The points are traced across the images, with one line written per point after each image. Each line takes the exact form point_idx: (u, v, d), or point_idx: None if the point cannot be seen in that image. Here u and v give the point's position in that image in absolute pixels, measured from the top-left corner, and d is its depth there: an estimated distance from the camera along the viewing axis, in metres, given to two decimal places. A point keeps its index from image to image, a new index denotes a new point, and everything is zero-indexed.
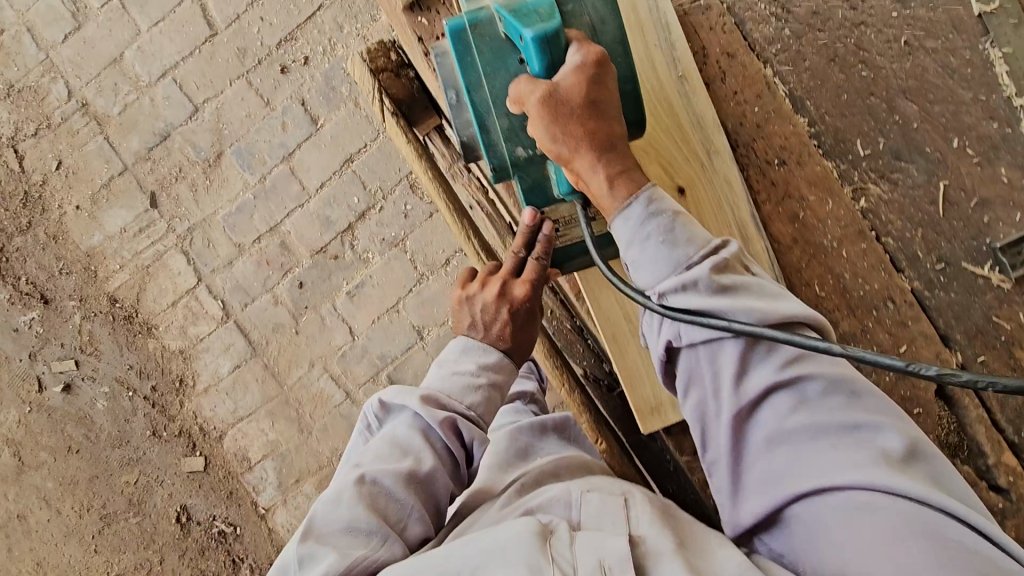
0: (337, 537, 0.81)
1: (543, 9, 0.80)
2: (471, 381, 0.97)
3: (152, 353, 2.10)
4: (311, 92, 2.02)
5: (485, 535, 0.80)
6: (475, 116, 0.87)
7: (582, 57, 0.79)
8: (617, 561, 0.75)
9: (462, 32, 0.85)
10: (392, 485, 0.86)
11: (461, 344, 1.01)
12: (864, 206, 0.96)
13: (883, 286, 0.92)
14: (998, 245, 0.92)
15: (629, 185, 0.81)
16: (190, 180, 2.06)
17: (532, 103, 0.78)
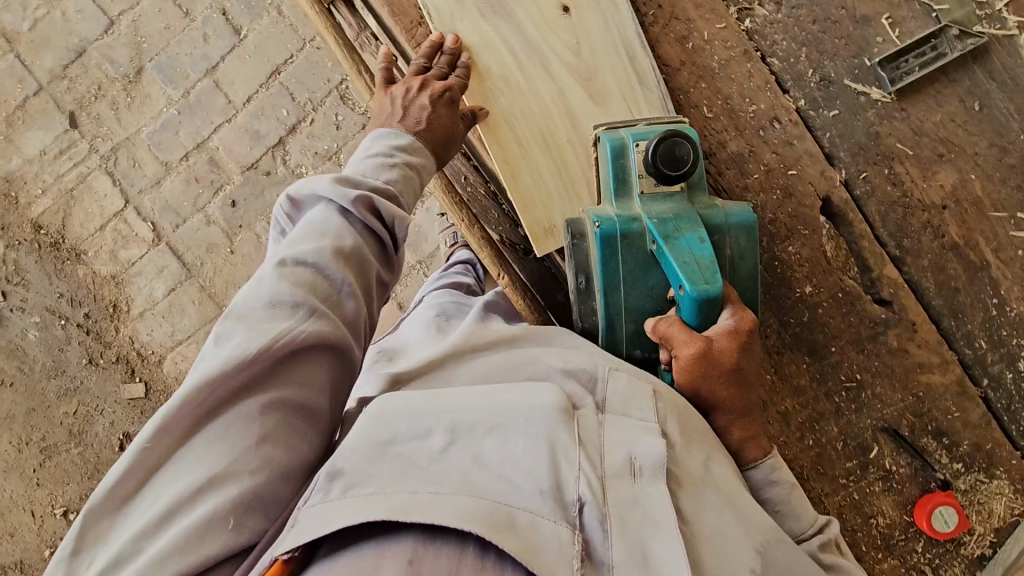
0: (258, 314, 0.70)
1: (703, 263, 0.83)
2: (383, 161, 0.85)
3: (83, 280, 2.05)
4: (232, 1, 1.96)
5: (514, 399, 0.74)
6: (606, 316, 0.93)
7: (733, 323, 0.84)
8: (647, 462, 0.72)
9: (612, 239, 0.90)
10: (318, 262, 0.75)
11: (377, 132, 0.89)
12: (750, 27, 0.95)
13: (770, 106, 0.94)
14: (877, 60, 0.93)
15: (757, 445, 0.87)
16: (110, 98, 1.99)
17: (682, 353, 0.83)
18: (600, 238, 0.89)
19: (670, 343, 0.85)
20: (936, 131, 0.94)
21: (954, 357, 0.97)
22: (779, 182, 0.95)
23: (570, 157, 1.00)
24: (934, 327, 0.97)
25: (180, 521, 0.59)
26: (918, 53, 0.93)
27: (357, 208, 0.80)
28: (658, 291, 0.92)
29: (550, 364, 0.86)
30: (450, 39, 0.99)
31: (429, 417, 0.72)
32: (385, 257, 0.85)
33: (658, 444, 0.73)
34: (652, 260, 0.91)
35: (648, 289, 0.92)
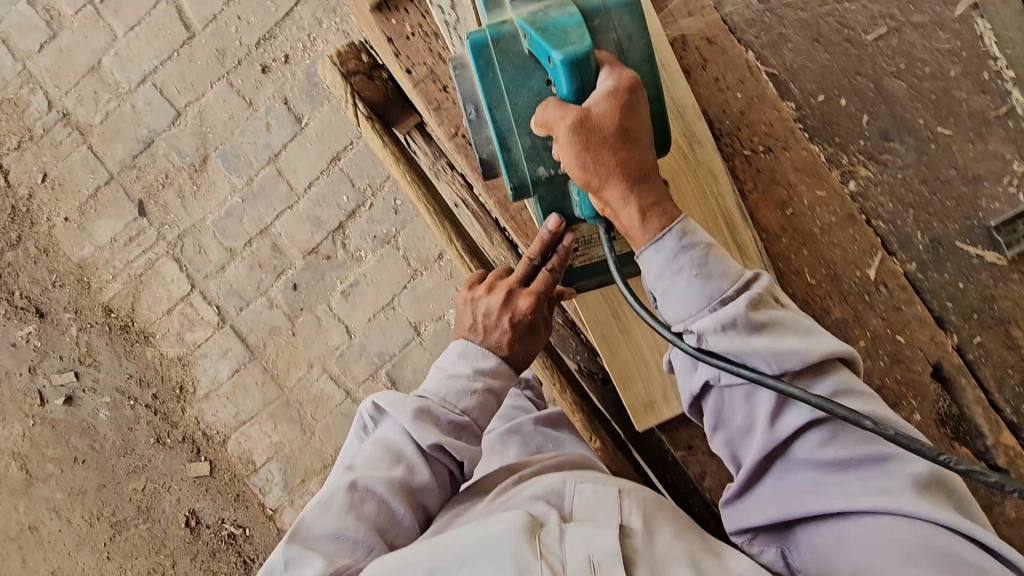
0: (326, 544, 0.80)
1: (571, 28, 0.77)
2: (467, 385, 0.90)
3: (151, 362, 2.10)
4: (293, 90, 1.99)
5: (479, 530, 0.77)
6: (497, 134, 0.86)
7: (614, 82, 0.75)
8: (606, 557, 0.74)
9: (485, 48, 0.85)
10: (385, 491, 0.84)
11: (461, 346, 0.93)
12: (854, 190, 0.92)
13: (878, 271, 0.91)
14: (992, 223, 0.89)
15: (661, 218, 0.77)
16: (177, 186, 2.04)
17: (561, 130, 0.74)
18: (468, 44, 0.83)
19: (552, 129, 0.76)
20: None
21: None
22: (886, 348, 0.91)
23: None
24: None
25: None
26: None
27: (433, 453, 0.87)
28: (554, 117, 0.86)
29: (524, 492, 0.90)
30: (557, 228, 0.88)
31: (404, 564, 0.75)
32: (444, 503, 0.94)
33: (612, 538, 0.77)
34: (534, 60, 0.84)
35: (538, 92, 0.85)
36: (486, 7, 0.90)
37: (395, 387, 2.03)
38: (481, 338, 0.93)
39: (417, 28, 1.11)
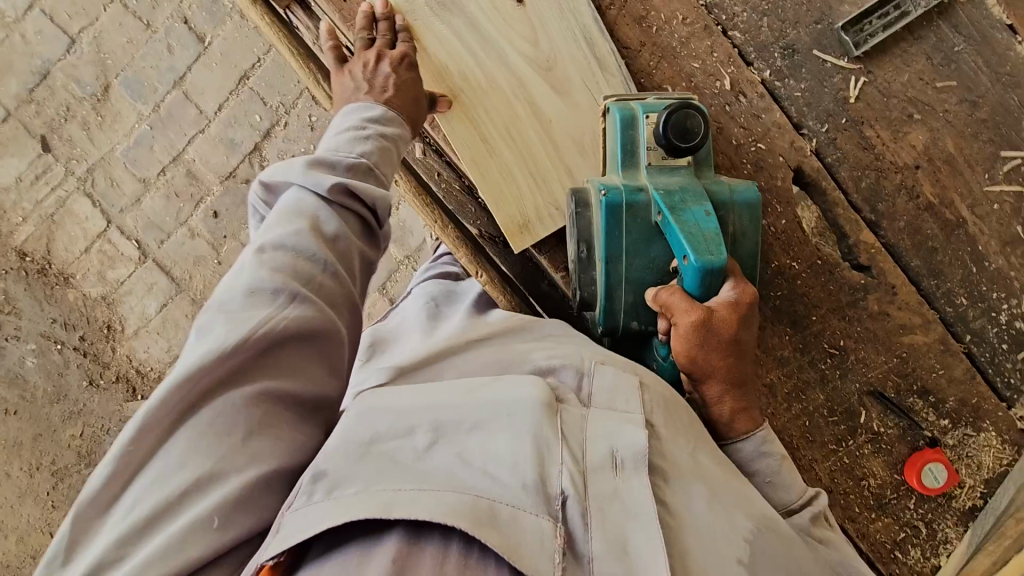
0: (237, 302, 0.63)
1: (709, 233, 0.76)
2: (354, 133, 0.74)
3: (74, 303, 2.05)
4: (192, 8, 1.92)
5: (495, 398, 0.69)
6: (604, 282, 0.83)
7: (736, 294, 0.76)
8: (629, 453, 0.67)
9: (618, 208, 0.81)
10: (298, 241, 0.67)
11: (343, 110, 0.78)
12: (709, 1, 0.92)
13: (733, 81, 0.93)
14: (839, 25, 0.92)
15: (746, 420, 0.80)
16: (80, 118, 1.97)
17: (682, 319, 0.75)
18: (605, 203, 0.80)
19: (675, 308, 0.76)
20: (904, 91, 0.94)
21: (936, 316, 0.98)
22: (748, 157, 0.95)
23: (538, 150, 0.91)
24: (914, 289, 0.97)
25: (160, 530, 0.54)
26: (880, 14, 0.92)
27: (335, 196, 0.70)
28: (660, 263, 0.83)
29: (535, 361, 0.82)
30: (380, 5, 0.86)
31: (418, 416, 0.67)
32: (369, 237, 0.75)
33: (640, 433, 0.68)
34: (657, 231, 0.82)
35: (650, 259, 0.83)
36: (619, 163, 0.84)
37: None
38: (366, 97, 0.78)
39: None
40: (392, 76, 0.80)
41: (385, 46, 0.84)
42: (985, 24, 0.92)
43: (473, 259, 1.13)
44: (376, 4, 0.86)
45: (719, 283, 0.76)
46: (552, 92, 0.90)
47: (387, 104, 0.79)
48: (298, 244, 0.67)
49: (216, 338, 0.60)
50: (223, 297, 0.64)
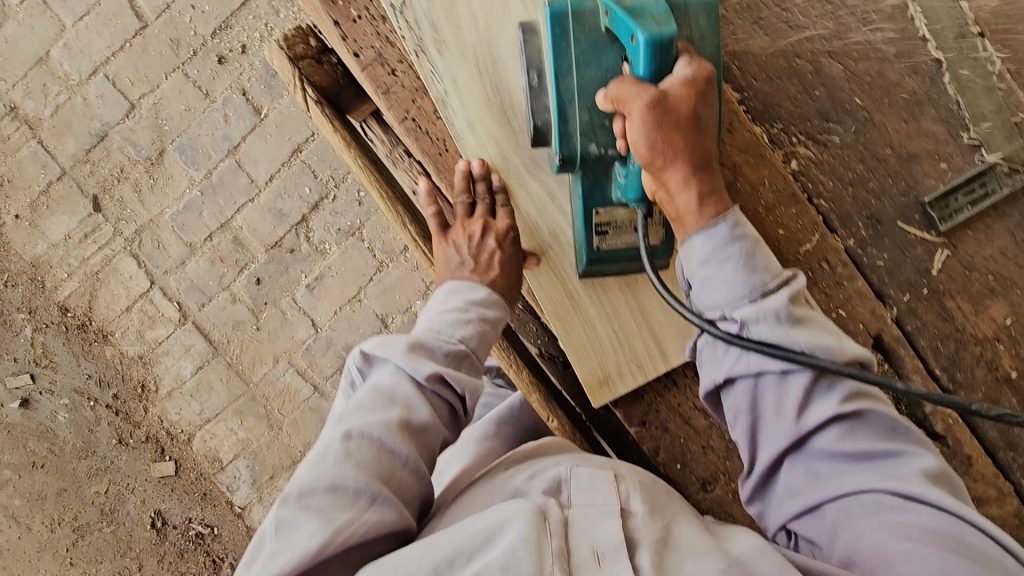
0: (321, 500, 0.62)
1: (658, 11, 0.67)
2: (458, 315, 0.77)
3: (110, 361, 2.06)
4: (251, 81, 1.96)
5: (480, 515, 0.69)
6: (556, 105, 0.73)
7: (692, 71, 0.68)
8: (610, 548, 0.68)
9: (563, 17, 0.73)
10: (385, 435, 0.66)
11: (446, 287, 0.80)
12: (796, 169, 0.93)
13: (817, 246, 0.93)
14: (926, 200, 0.92)
15: (713, 209, 0.71)
16: (133, 180, 2.00)
17: (636, 101, 0.66)
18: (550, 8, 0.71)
19: (625, 99, 0.67)
20: (987, 265, 0.94)
21: (1012, 489, 0.96)
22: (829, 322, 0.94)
23: (622, 307, 0.90)
24: (990, 460, 0.96)
25: None
26: (966, 191, 0.92)
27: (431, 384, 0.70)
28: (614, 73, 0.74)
29: (517, 482, 0.82)
30: (476, 163, 0.86)
31: (419, 550, 0.64)
32: (454, 425, 0.75)
33: (618, 527, 0.71)
34: (609, 37, 0.73)
35: (607, 72, 0.73)
36: None
37: None
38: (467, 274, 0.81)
39: (364, 8, 0.88)
40: (497, 251, 0.82)
41: (485, 215, 0.85)
42: None
43: (544, 403, 1.02)
44: (473, 163, 0.85)
45: (671, 54, 0.67)
46: None
47: (490, 285, 0.81)
48: (385, 437, 0.66)
49: (294, 543, 0.59)
50: (305, 492, 0.63)
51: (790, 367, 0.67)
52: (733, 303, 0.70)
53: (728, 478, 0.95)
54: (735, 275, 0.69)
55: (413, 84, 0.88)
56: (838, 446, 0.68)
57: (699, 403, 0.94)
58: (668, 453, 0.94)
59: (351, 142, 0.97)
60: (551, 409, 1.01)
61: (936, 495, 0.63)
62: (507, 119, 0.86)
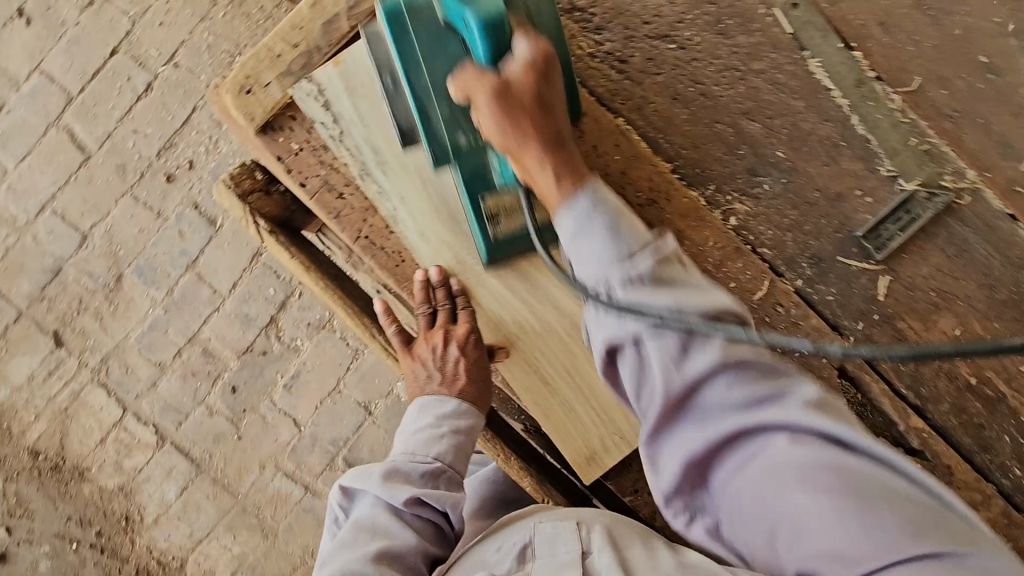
0: None
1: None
2: (433, 433, 0.82)
3: (89, 497, 1.98)
4: (202, 194, 1.97)
5: None
6: (415, 103, 0.78)
7: (530, 49, 0.72)
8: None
9: (398, 15, 0.76)
10: (367, 567, 0.70)
11: (418, 403, 0.86)
12: (736, 224, 0.98)
13: (768, 293, 0.98)
14: (858, 233, 0.98)
15: (574, 175, 0.73)
16: (93, 310, 1.98)
17: (480, 94, 0.70)
18: (382, 11, 0.75)
19: (472, 87, 0.72)
20: (925, 284, 1.00)
21: (996, 490, 1.00)
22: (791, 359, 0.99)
23: (598, 384, 0.91)
24: (970, 466, 1.00)
25: None
26: (895, 219, 0.99)
27: (410, 506, 0.75)
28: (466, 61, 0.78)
29: (485, 554, 0.85)
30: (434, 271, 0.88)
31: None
32: (442, 536, 0.79)
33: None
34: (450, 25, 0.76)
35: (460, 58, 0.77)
36: None
37: None
38: (438, 389, 0.84)
39: (304, 141, 0.91)
40: (461, 357, 0.85)
41: (446, 322, 0.87)
42: (991, 216, 1.00)
43: (538, 485, 0.98)
44: (430, 271, 0.88)
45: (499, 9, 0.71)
46: None
47: (461, 394, 0.85)
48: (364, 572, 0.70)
49: None
50: None
51: (667, 316, 0.65)
52: (601, 269, 0.70)
53: None
54: (601, 247, 0.70)
55: (362, 204, 0.91)
56: (727, 393, 0.68)
57: None
58: (666, 516, 0.95)
59: (310, 264, 0.97)
60: (547, 491, 0.98)
61: (835, 429, 0.67)
62: (457, 224, 0.89)
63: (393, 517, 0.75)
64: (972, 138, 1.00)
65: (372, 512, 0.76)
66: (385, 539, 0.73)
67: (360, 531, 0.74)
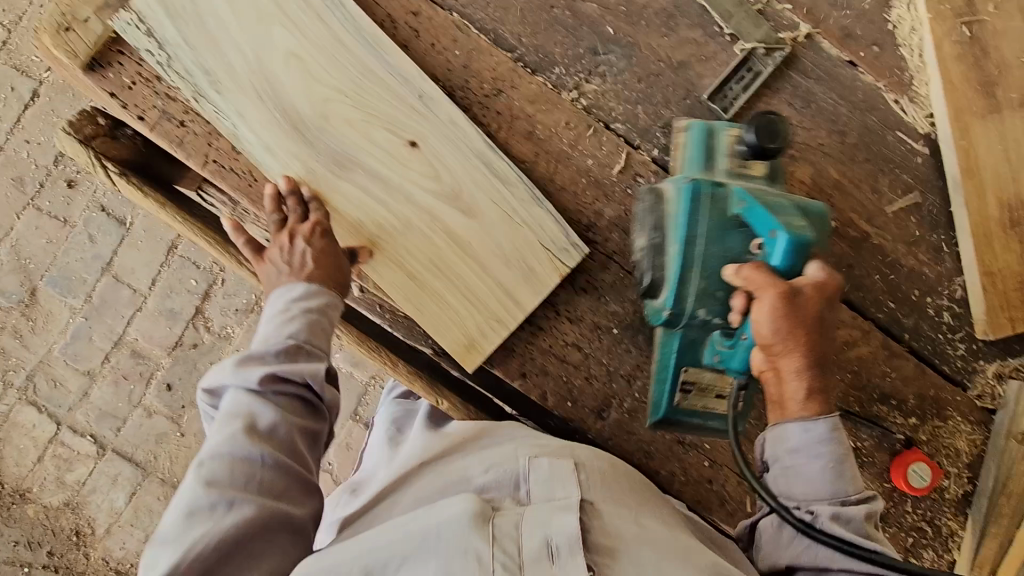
0: (181, 523, 0.64)
1: (793, 210, 0.81)
2: (283, 316, 0.80)
3: (36, 519, 1.93)
4: (107, 195, 1.94)
5: (426, 517, 0.68)
6: (674, 278, 0.85)
7: (823, 276, 0.80)
8: (564, 540, 0.65)
9: (699, 195, 0.85)
10: (232, 445, 0.69)
11: (273, 296, 0.84)
12: (586, 104, 1.00)
13: (627, 166, 1.00)
14: (705, 97, 1.01)
15: (815, 403, 0.79)
16: (11, 328, 1.93)
17: (767, 292, 0.77)
18: (690, 189, 0.84)
19: (758, 284, 0.78)
20: (778, 138, 1.03)
21: (872, 324, 1.05)
22: None
23: (465, 273, 0.93)
24: (844, 306, 1.04)
25: None
26: (738, 79, 1.02)
27: (267, 384, 0.73)
28: (736, 252, 0.85)
29: (473, 474, 0.81)
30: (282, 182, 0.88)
31: (339, 563, 0.65)
32: (314, 410, 0.77)
33: (570, 519, 0.67)
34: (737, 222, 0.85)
35: (726, 250, 0.85)
36: (684, 218, 0.85)
37: None
38: (290, 281, 0.84)
39: (136, 74, 0.90)
40: (309, 248, 0.85)
41: (295, 222, 0.88)
42: (829, 65, 1.05)
43: (428, 387, 1.03)
44: (278, 182, 0.88)
45: (803, 262, 0.80)
46: (466, 215, 0.92)
47: (309, 278, 0.83)
48: (234, 449, 0.68)
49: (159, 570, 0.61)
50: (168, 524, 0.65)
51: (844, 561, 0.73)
52: (814, 491, 0.78)
53: (620, 400, 0.98)
54: (819, 472, 0.78)
55: (206, 128, 0.91)
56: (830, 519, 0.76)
57: (570, 339, 0.97)
58: (556, 395, 0.97)
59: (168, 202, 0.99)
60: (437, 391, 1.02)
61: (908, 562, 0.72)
62: (300, 134, 0.89)
63: (251, 398, 0.72)
64: None
65: (235, 397, 0.73)
66: (248, 418, 0.71)
67: (224, 417, 0.72)
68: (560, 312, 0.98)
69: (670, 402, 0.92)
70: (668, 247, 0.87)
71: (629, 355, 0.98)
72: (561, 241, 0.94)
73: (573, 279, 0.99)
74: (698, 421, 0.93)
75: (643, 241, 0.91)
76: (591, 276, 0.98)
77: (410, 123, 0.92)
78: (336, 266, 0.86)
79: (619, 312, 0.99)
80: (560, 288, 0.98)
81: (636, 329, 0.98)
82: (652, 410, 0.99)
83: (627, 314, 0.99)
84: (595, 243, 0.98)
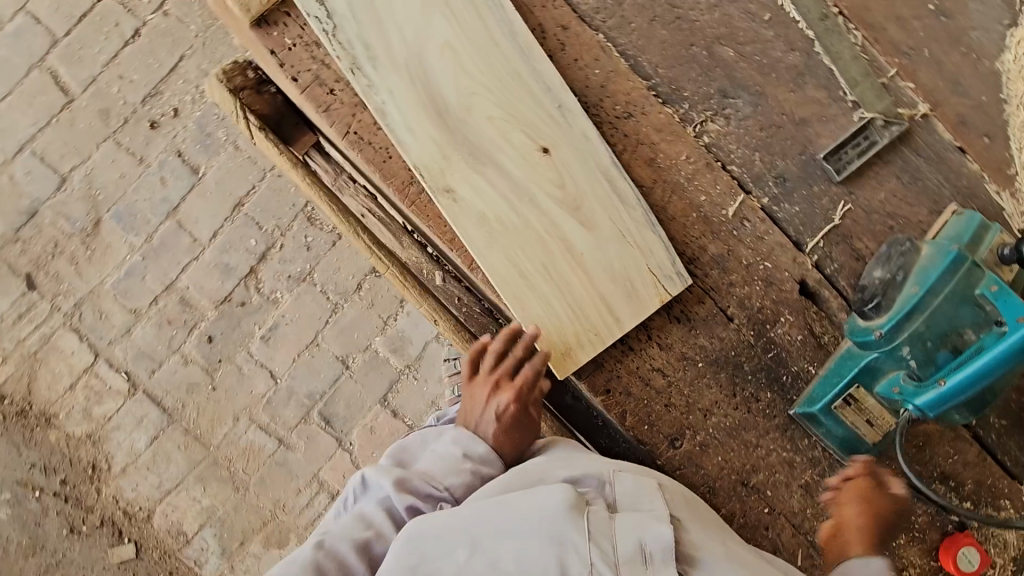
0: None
1: None
2: (453, 464, 0.90)
3: (56, 445, 1.95)
4: (187, 142, 1.97)
5: (527, 501, 0.75)
6: (903, 309, 0.94)
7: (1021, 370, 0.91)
8: (657, 547, 0.72)
9: (965, 262, 0.92)
10: (349, 550, 0.78)
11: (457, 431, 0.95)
12: (708, 142, 1.04)
13: (737, 209, 1.03)
14: (821, 155, 1.04)
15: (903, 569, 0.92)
16: (69, 254, 1.96)
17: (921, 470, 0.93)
18: (957, 253, 0.92)
19: None
20: (883, 208, 1.06)
21: None
22: (759, 274, 1.03)
23: (575, 284, 0.96)
24: None
25: None
26: (854, 144, 1.05)
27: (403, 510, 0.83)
28: (962, 325, 0.93)
29: (560, 474, 0.86)
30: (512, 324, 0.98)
31: (452, 529, 0.73)
32: None
33: (664, 527, 0.74)
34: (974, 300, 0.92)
35: (956, 320, 0.92)
36: (931, 277, 0.93)
37: (330, 425, 1.95)
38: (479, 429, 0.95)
39: (297, 36, 0.94)
40: (499, 419, 0.95)
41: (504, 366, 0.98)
42: (941, 147, 1.08)
43: None
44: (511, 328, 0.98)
45: None
46: (582, 228, 0.96)
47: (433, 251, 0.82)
48: (352, 551, 0.78)
49: None
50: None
51: None
52: None
53: (694, 431, 1.03)
54: None
55: (353, 100, 0.95)
56: None
57: (656, 364, 1.02)
58: (634, 417, 1.02)
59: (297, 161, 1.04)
60: None
61: None
62: (442, 121, 0.93)
63: (385, 512, 0.83)
64: (925, 74, 1.07)
65: (378, 500, 0.84)
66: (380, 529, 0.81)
67: (362, 512, 0.83)
68: (650, 335, 1.03)
69: (829, 401, 0.99)
70: (903, 290, 0.95)
71: (709, 390, 1.03)
72: (667, 268, 0.97)
73: (668, 306, 1.04)
74: (847, 440, 1.01)
75: (886, 275, 0.99)
76: (686, 307, 1.03)
77: (545, 131, 0.95)
78: (519, 429, 0.96)
79: (705, 346, 1.03)
80: (655, 314, 1.03)
81: (718, 366, 1.03)
82: (720, 447, 1.03)
83: (712, 349, 1.03)
84: (696, 277, 1.02)
